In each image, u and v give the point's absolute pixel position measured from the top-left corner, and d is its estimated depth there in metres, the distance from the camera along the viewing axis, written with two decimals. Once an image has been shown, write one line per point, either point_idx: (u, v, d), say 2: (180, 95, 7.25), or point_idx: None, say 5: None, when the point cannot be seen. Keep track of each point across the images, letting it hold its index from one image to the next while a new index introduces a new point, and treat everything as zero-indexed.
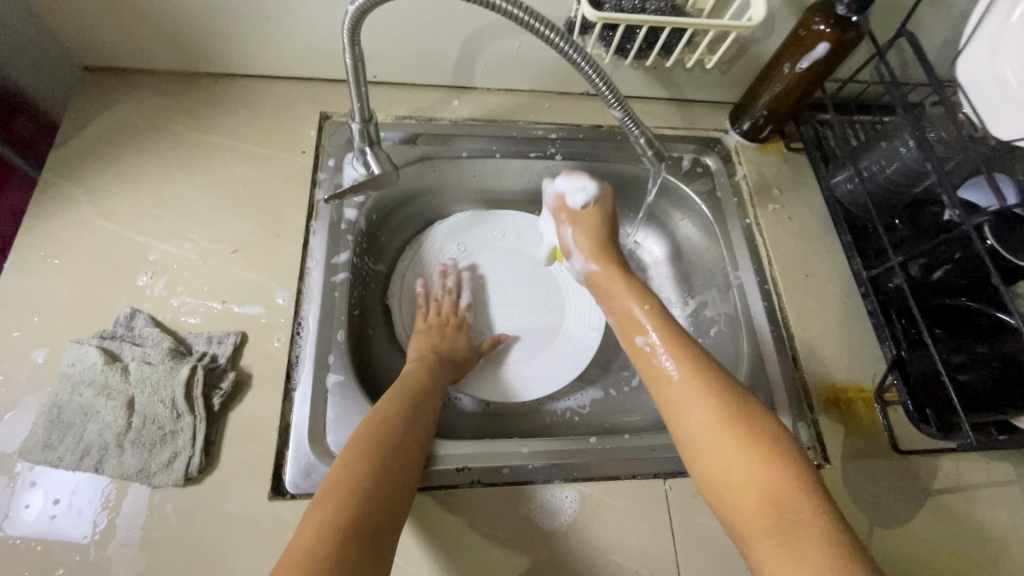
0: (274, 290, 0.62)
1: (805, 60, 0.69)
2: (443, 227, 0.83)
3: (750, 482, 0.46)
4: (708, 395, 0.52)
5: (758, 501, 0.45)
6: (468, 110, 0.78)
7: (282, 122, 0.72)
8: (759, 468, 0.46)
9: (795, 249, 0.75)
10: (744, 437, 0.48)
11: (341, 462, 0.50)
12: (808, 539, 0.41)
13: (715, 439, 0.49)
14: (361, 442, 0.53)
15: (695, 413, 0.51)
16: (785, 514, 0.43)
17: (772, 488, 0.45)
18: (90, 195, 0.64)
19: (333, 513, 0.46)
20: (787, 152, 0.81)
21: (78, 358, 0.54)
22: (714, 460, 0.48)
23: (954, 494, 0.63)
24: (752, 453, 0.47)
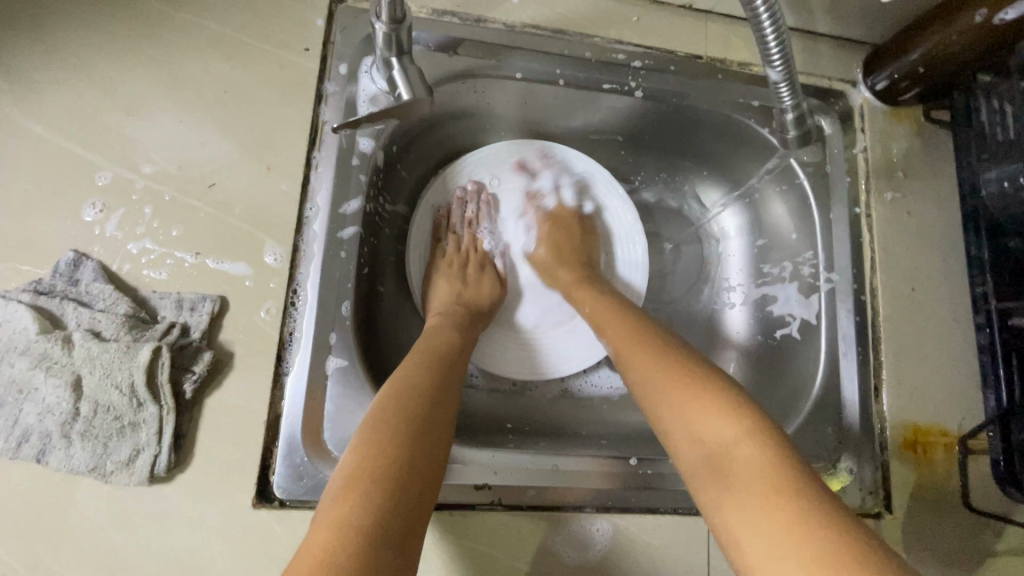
0: (263, 244, 0.48)
1: (1013, 8, 0.49)
2: (476, 160, 0.66)
3: (696, 429, 0.43)
4: (644, 351, 0.51)
5: (705, 454, 0.42)
6: (530, 10, 0.58)
7: (278, 0, 0.53)
8: (704, 414, 0.44)
9: (906, 253, 0.61)
10: (682, 384, 0.46)
11: (359, 441, 0.42)
12: (753, 480, 0.39)
13: (661, 395, 0.47)
14: (383, 416, 0.44)
15: (635, 369, 0.50)
16: (732, 458, 0.40)
17: (730, 446, 0.41)
18: (13, 81, 0.47)
19: (354, 511, 0.38)
20: (924, 123, 0.64)
21: (6, 318, 0.42)
22: (668, 418, 0.45)
23: (1020, 560, 0.56)
24: (697, 398, 0.45)
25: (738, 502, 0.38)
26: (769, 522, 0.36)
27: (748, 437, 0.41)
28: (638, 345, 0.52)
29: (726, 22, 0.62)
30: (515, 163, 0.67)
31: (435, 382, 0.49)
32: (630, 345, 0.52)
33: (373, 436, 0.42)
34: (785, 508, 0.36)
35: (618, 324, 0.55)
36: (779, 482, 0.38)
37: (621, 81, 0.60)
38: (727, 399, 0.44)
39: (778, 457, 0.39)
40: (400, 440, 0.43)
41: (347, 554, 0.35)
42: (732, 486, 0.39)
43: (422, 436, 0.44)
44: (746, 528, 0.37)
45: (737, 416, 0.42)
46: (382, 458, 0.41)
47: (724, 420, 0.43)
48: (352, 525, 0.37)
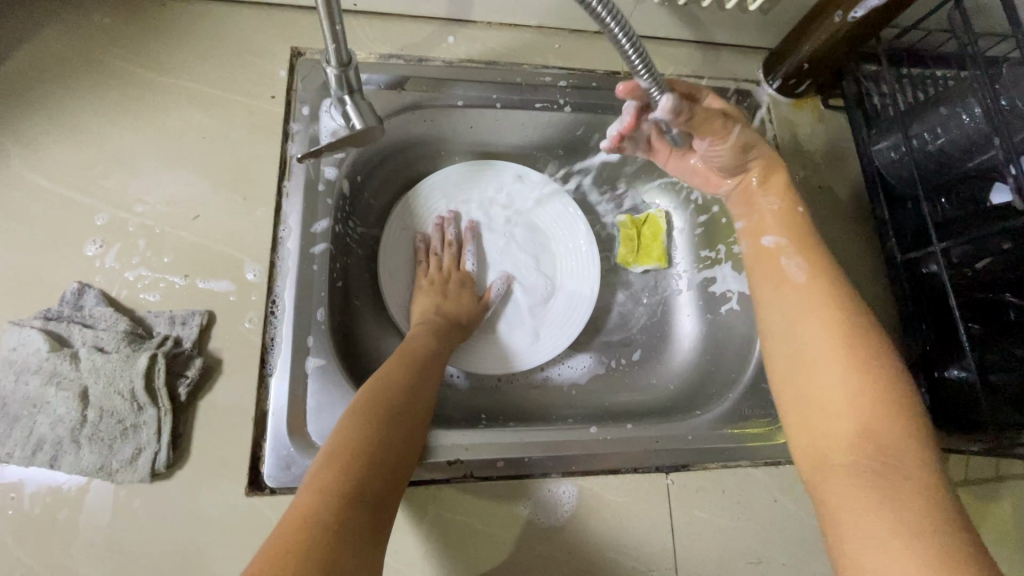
0: (243, 264, 0.55)
1: (860, 7, 0.58)
2: (434, 180, 0.73)
3: (853, 408, 0.45)
4: (829, 316, 0.49)
5: (857, 430, 0.44)
6: (465, 48, 0.67)
7: (245, 60, 0.62)
8: (875, 397, 0.44)
9: (823, 222, 0.68)
10: (858, 362, 0.46)
11: (342, 424, 0.47)
12: (901, 471, 0.41)
13: (832, 361, 0.47)
14: (364, 406, 0.49)
15: (811, 329, 0.50)
16: (882, 447, 0.42)
17: (884, 440, 0.43)
18: (22, 145, 0.55)
19: (338, 476, 0.42)
20: (823, 110, 0.72)
21: (20, 343, 0.48)
22: (836, 386, 0.46)
23: (965, 489, 0.60)
24: (868, 383, 0.45)
25: (867, 503, 0.40)
26: (904, 507, 0.39)
27: (911, 440, 0.42)
28: (825, 304, 0.50)
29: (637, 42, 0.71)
30: (470, 182, 0.75)
31: (416, 383, 0.55)
32: (813, 306, 0.51)
33: (353, 421, 0.47)
34: (922, 505, 0.39)
35: (804, 282, 0.53)
36: (925, 484, 0.40)
37: (551, 98, 0.68)
38: (898, 394, 0.45)
39: (935, 486, 0.40)
40: (379, 429, 0.48)
41: (329, 510, 0.39)
42: (886, 497, 0.40)
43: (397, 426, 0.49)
44: (876, 500, 0.40)
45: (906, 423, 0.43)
46: (364, 439, 0.46)
47: (892, 415, 0.44)
48: (334, 488, 0.41)
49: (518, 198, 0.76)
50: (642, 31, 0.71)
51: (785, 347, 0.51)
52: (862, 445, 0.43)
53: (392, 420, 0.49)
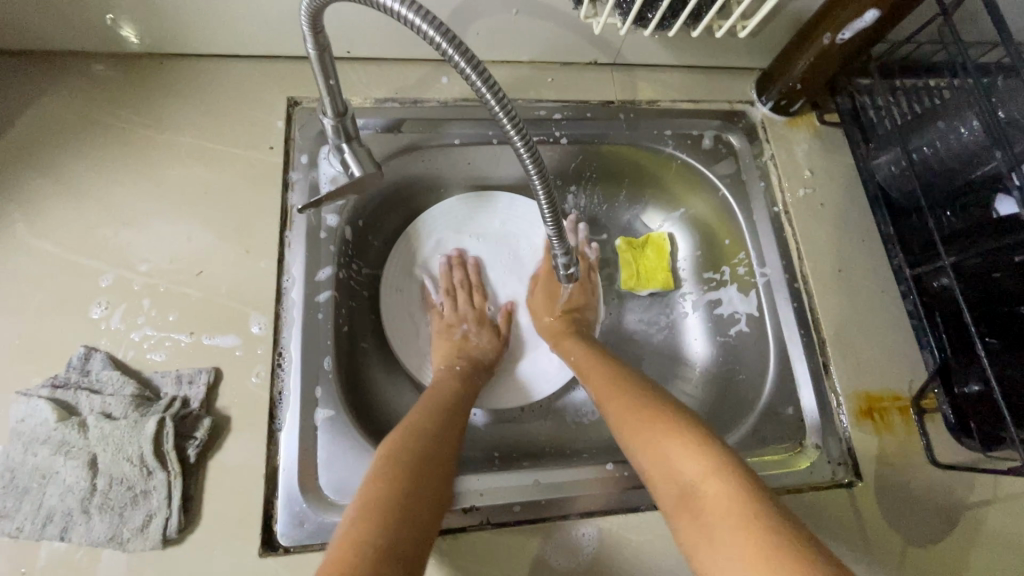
0: (248, 317, 0.55)
1: (848, 29, 0.59)
2: (432, 215, 0.73)
3: (667, 465, 0.47)
4: (625, 402, 0.55)
5: (675, 488, 0.46)
6: (459, 88, 0.68)
7: (243, 112, 0.62)
8: (675, 448, 0.48)
9: (827, 240, 0.67)
10: (659, 425, 0.51)
11: (370, 477, 0.46)
12: (719, 506, 0.42)
13: (660, 434, 0.50)
14: (388, 458, 0.48)
15: (616, 421, 0.55)
16: (701, 488, 0.44)
17: (701, 481, 0.45)
18: (25, 210, 0.56)
19: (370, 529, 0.41)
20: (820, 127, 0.72)
21: (27, 413, 0.47)
22: (649, 457, 0.49)
23: (993, 507, 0.59)
24: (684, 446, 0.48)
25: (712, 542, 0.41)
26: (733, 530, 0.40)
27: (711, 471, 0.45)
28: (617, 394, 0.57)
29: (629, 71, 0.72)
30: (468, 214, 0.75)
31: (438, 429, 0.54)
32: (614, 396, 0.57)
33: (381, 473, 0.47)
34: (741, 521, 0.40)
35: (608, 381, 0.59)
36: (740, 502, 0.42)
37: (548, 132, 0.68)
38: (693, 434, 0.49)
39: (748, 502, 0.42)
40: (410, 479, 0.47)
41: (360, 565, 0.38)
42: (719, 529, 0.41)
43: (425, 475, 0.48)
44: (714, 544, 0.41)
45: (711, 458, 0.46)
46: (394, 491, 0.45)
47: (697, 455, 0.46)
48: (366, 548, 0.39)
49: (518, 226, 0.76)
50: (633, 60, 0.71)
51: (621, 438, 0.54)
52: (695, 502, 0.44)
53: (422, 469, 0.48)
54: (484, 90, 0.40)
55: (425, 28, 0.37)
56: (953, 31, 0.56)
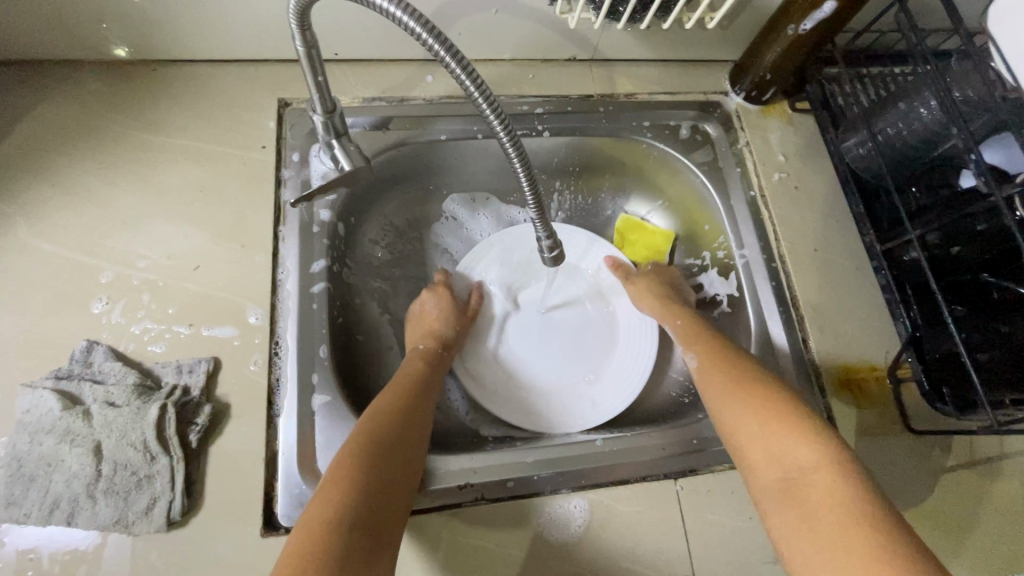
0: (245, 309, 0.57)
1: (809, 20, 0.62)
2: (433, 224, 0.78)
3: (773, 449, 0.49)
4: (740, 382, 0.55)
5: (780, 474, 0.48)
6: (443, 86, 0.71)
7: (235, 114, 0.65)
8: (788, 438, 0.49)
9: (802, 221, 0.70)
10: (768, 414, 0.51)
11: (342, 451, 0.48)
12: (819, 505, 0.44)
13: (756, 423, 0.51)
14: (361, 438, 0.50)
15: (724, 399, 0.55)
16: (810, 480, 0.46)
17: (807, 477, 0.46)
18: (26, 212, 0.57)
19: (332, 510, 0.43)
20: (792, 115, 0.75)
21: (33, 404, 0.49)
22: (756, 443, 0.50)
23: (969, 470, 0.61)
24: (793, 437, 0.49)
25: (809, 539, 0.43)
26: (836, 526, 0.42)
27: (826, 465, 0.46)
28: (724, 367, 0.57)
29: (607, 66, 0.75)
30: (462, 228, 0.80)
31: (410, 409, 0.55)
32: (713, 369, 0.58)
33: (353, 452, 0.48)
34: (850, 522, 0.42)
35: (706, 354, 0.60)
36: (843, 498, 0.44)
37: (530, 126, 0.71)
38: (811, 425, 0.49)
39: (859, 502, 0.43)
40: (380, 462, 0.48)
41: (317, 547, 0.41)
42: (816, 529, 0.43)
43: (391, 453, 0.50)
44: (812, 536, 0.43)
45: (818, 450, 0.47)
46: (368, 472, 0.47)
47: (810, 445, 0.48)
48: (325, 526, 0.42)
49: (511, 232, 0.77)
50: (611, 55, 0.74)
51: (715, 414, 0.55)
52: (795, 495, 0.46)
53: (390, 451, 0.50)
54: (468, 84, 0.43)
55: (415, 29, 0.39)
56: (907, 18, 0.59)
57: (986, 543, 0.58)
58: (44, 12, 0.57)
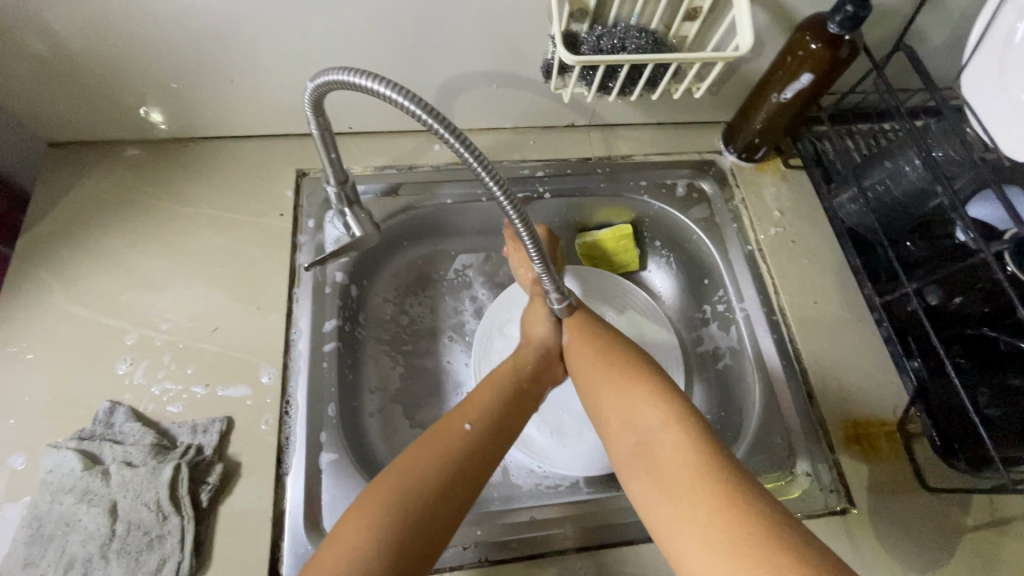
0: (259, 368, 0.59)
1: (788, 89, 0.66)
2: (444, 281, 0.81)
3: (659, 456, 0.45)
4: (616, 383, 0.53)
5: (653, 460, 0.46)
6: (449, 153, 0.75)
7: (256, 184, 0.70)
8: (671, 442, 0.46)
9: (800, 274, 0.71)
10: (649, 409, 0.49)
11: (417, 447, 0.49)
12: (701, 508, 0.40)
13: (647, 426, 0.48)
14: (445, 446, 0.49)
15: (609, 400, 0.52)
16: (692, 483, 0.42)
17: (693, 481, 0.42)
18: (62, 279, 0.62)
19: (392, 504, 0.44)
20: (785, 170, 0.78)
21: (56, 464, 0.51)
22: (631, 442, 0.48)
23: (990, 530, 0.59)
24: (678, 439, 0.46)
25: (697, 547, 0.39)
26: (708, 515, 0.39)
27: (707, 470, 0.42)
28: (612, 374, 0.54)
29: (604, 130, 0.79)
30: (471, 287, 0.82)
31: (468, 452, 0.50)
32: (602, 373, 0.55)
33: (419, 452, 0.49)
34: (729, 519, 0.39)
35: (598, 351, 0.57)
36: (724, 505, 0.40)
37: (532, 188, 0.75)
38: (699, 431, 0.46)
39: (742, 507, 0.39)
40: (447, 465, 0.48)
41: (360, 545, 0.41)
42: (705, 535, 0.39)
43: (462, 473, 0.49)
44: (694, 531, 0.39)
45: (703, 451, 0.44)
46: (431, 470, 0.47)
47: (695, 453, 0.44)
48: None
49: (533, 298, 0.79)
50: (609, 119, 0.78)
51: (609, 417, 0.52)
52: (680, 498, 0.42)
53: (468, 461, 0.49)
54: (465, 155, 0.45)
55: (414, 105, 0.42)
56: (885, 84, 0.62)
57: None
58: (92, 100, 0.64)
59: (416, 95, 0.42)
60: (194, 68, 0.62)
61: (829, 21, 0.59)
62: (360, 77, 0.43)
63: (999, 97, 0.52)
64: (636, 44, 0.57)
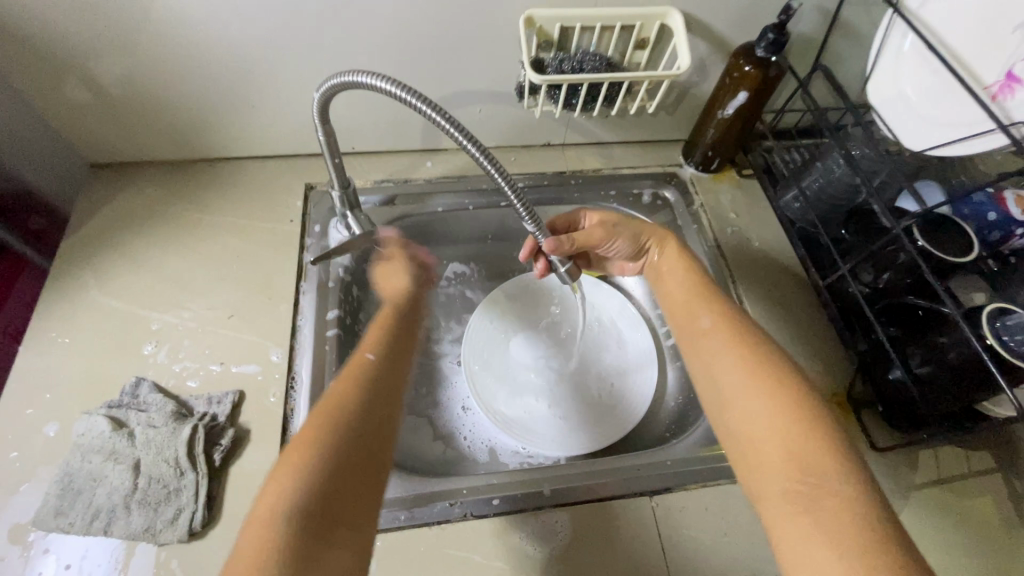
0: (268, 349, 0.67)
1: (729, 107, 0.77)
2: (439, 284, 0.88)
3: (771, 434, 0.52)
4: (740, 354, 0.57)
5: (775, 446, 0.51)
6: (440, 169, 0.86)
7: (269, 196, 0.80)
8: (789, 424, 0.51)
9: (755, 266, 0.79)
10: (777, 396, 0.53)
11: (330, 398, 0.54)
12: (818, 489, 0.47)
13: (754, 401, 0.54)
14: (325, 409, 0.52)
15: (727, 370, 0.57)
16: (802, 464, 0.49)
17: (807, 459, 0.49)
18: (96, 275, 0.70)
19: (314, 462, 0.47)
20: (740, 179, 0.87)
21: (87, 428, 0.57)
22: (739, 412, 0.55)
23: (936, 487, 0.64)
24: (795, 421, 0.51)
25: (792, 525, 0.47)
26: (824, 495, 0.46)
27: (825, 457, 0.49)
28: (733, 347, 0.58)
29: (577, 148, 0.90)
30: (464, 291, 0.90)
31: (375, 372, 0.59)
32: (713, 349, 0.59)
33: (332, 407, 0.53)
34: (837, 504, 0.46)
35: (720, 319, 0.61)
36: (840, 485, 0.47)
37: (513, 198, 0.85)
38: (813, 416, 0.51)
39: (849, 491, 0.46)
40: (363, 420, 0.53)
41: (299, 510, 0.44)
42: (806, 514, 0.46)
43: (374, 431, 0.53)
44: (807, 506, 0.47)
45: (819, 436, 0.50)
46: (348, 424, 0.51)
47: (813, 437, 0.50)
48: (293, 493, 0.45)
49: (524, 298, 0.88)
50: (581, 138, 0.89)
51: (714, 388, 0.58)
52: (794, 472, 0.49)
53: (370, 413, 0.54)
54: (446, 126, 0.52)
55: (383, 87, 0.50)
56: (810, 99, 0.73)
57: (959, 557, 0.60)
58: (131, 124, 0.75)
59: (415, 90, 0.51)
60: (221, 95, 0.73)
61: (758, 47, 0.70)
62: (364, 77, 0.52)
63: (899, 104, 0.61)
64: (592, 66, 0.68)
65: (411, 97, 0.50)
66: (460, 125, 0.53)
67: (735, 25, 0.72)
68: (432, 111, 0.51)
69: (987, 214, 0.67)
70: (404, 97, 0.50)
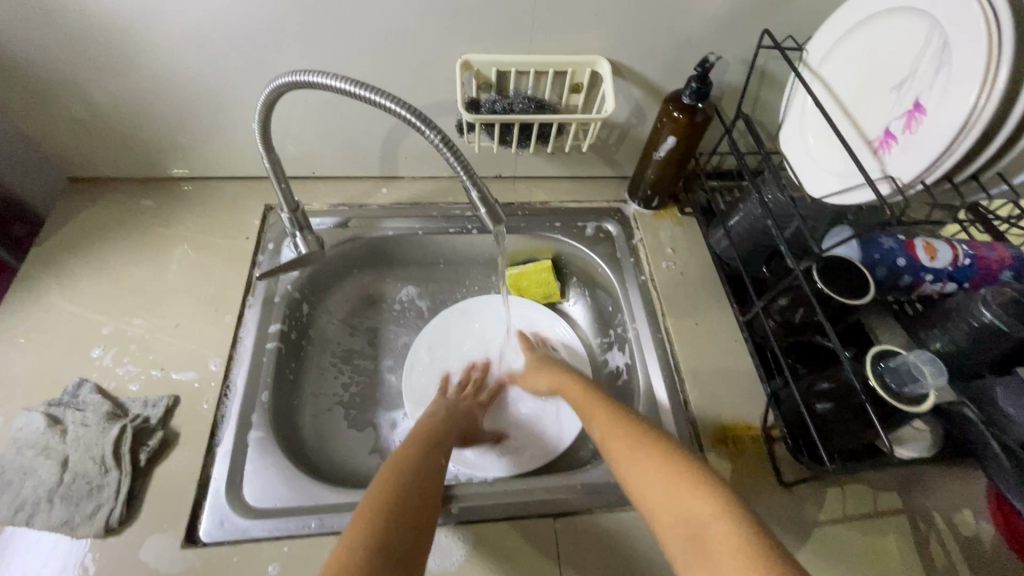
0: (208, 358, 0.71)
1: (661, 149, 0.81)
2: (390, 305, 0.93)
3: (680, 524, 0.48)
4: (626, 438, 0.60)
5: (690, 538, 0.46)
6: (394, 196, 0.90)
7: (230, 215, 0.85)
8: (685, 507, 0.49)
9: (685, 299, 0.82)
10: (670, 474, 0.52)
11: (389, 468, 0.61)
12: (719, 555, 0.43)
13: (663, 491, 0.52)
14: (389, 477, 0.58)
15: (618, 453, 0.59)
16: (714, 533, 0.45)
17: (710, 534, 0.45)
18: (58, 281, 0.75)
19: (367, 524, 0.52)
20: (680, 216, 0.91)
21: (24, 423, 0.61)
22: (661, 511, 0.51)
23: (842, 525, 0.65)
24: (692, 503, 0.48)
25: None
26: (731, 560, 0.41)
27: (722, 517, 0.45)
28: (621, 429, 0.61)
29: (529, 180, 0.94)
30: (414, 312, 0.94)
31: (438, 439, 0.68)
32: (614, 432, 0.62)
33: (393, 467, 0.61)
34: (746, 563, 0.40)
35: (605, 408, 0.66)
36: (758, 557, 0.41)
37: (462, 225, 0.89)
38: (712, 494, 0.48)
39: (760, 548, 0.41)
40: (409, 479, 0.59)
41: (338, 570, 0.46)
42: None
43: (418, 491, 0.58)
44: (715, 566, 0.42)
45: (723, 512, 0.46)
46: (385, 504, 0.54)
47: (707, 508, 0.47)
48: (351, 558, 0.48)
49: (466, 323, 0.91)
50: (531, 172, 0.93)
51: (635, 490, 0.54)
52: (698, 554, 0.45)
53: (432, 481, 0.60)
54: (385, 102, 0.51)
55: (287, 81, 0.53)
56: (734, 144, 0.77)
57: None
58: (106, 143, 0.81)
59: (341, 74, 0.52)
60: (189, 121, 0.79)
61: (684, 94, 0.75)
62: (309, 76, 0.53)
63: (803, 152, 0.65)
64: (522, 107, 0.73)
65: (303, 74, 0.52)
66: (398, 99, 0.52)
67: (665, 75, 0.77)
68: (357, 87, 0.51)
69: (898, 260, 0.70)
70: (357, 92, 0.51)
